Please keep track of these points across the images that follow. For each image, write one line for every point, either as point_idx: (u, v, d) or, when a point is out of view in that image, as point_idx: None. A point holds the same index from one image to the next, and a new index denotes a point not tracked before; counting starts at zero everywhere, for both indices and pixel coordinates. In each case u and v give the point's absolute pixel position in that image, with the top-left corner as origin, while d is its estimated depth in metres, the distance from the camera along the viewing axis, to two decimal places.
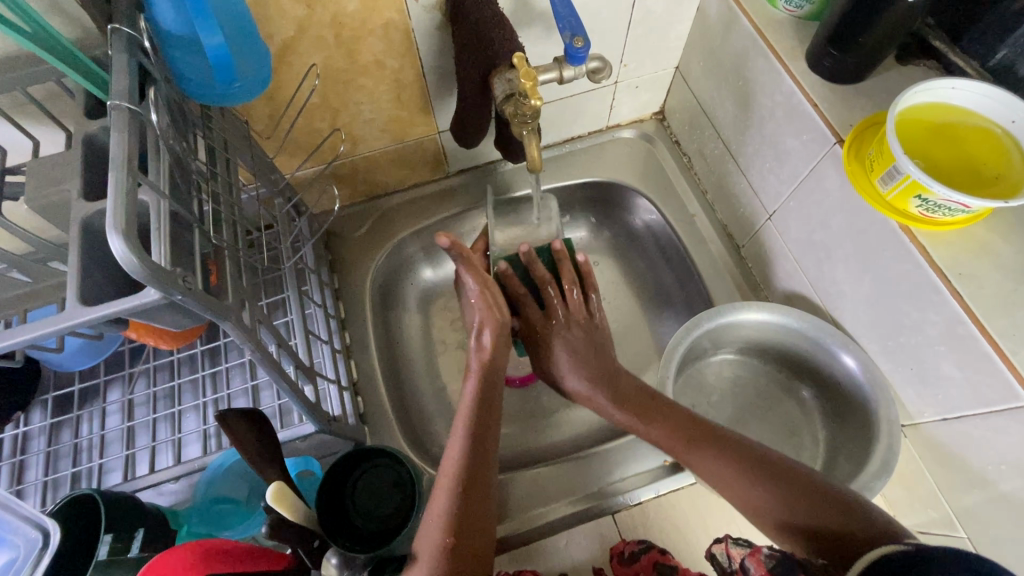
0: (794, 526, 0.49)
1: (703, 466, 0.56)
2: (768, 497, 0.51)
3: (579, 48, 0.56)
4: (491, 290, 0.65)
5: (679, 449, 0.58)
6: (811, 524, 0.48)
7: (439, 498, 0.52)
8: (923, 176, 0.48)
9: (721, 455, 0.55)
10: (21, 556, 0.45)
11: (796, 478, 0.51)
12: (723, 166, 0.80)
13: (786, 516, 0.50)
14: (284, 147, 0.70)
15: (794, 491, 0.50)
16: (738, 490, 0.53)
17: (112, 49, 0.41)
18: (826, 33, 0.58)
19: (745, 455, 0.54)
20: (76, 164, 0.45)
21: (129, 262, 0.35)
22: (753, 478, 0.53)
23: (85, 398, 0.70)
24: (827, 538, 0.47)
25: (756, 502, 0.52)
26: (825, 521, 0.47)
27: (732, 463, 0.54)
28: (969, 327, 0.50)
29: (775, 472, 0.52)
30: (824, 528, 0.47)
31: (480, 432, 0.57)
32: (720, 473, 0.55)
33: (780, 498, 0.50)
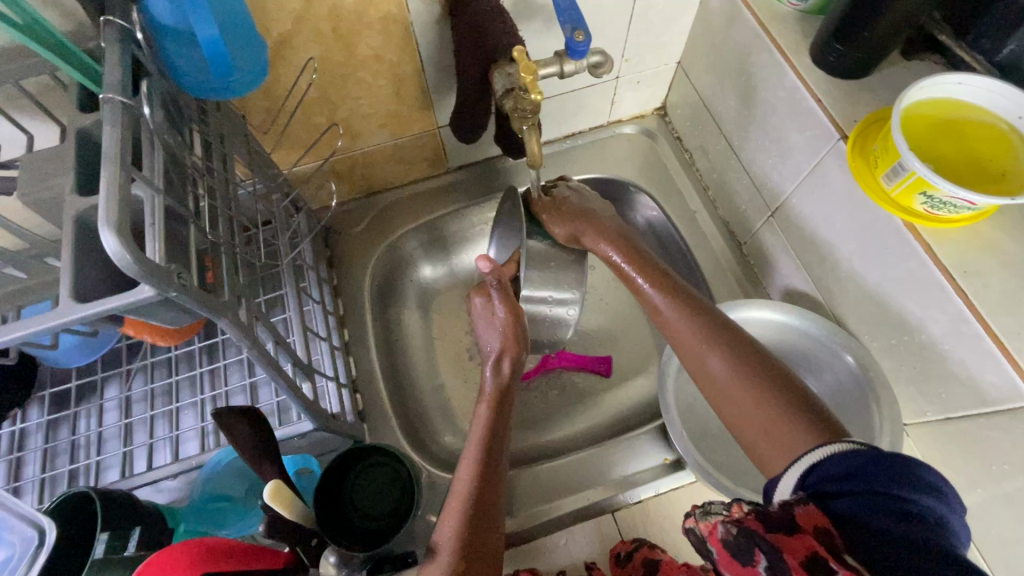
0: (732, 407, 0.47)
1: (679, 329, 0.55)
2: (719, 365, 0.49)
3: (580, 42, 0.55)
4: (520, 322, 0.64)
5: (664, 310, 0.57)
6: (748, 403, 0.46)
7: (447, 522, 0.51)
8: (929, 173, 0.47)
9: (701, 326, 0.53)
10: (17, 554, 0.44)
11: (763, 363, 0.48)
12: (725, 162, 0.80)
13: (732, 393, 0.47)
14: (282, 142, 0.69)
15: (748, 359, 0.49)
16: (700, 358, 0.52)
17: (106, 43, 0.41)
18: (830, 28, 0.57)
19: (728, 334, 0.52)
20: (70, 159, 0.44)
21: (123, 258, 0.34)
22: (720, 352, 0.50)
23: (82, 394, 0.70)
24: (758, 421, 0.44)
25: (710, 375, 0.50)
26: (764, 405, 0.45)
27: (706, 334, 0.52)
28: (974, 326, 0.49)
29: (745, 353, 0.49)
30: (756, 408, 0.45)
31: (491, 456, 0.56)
32: (691, 340, 0.53)
33: (734, 374, 0.48)
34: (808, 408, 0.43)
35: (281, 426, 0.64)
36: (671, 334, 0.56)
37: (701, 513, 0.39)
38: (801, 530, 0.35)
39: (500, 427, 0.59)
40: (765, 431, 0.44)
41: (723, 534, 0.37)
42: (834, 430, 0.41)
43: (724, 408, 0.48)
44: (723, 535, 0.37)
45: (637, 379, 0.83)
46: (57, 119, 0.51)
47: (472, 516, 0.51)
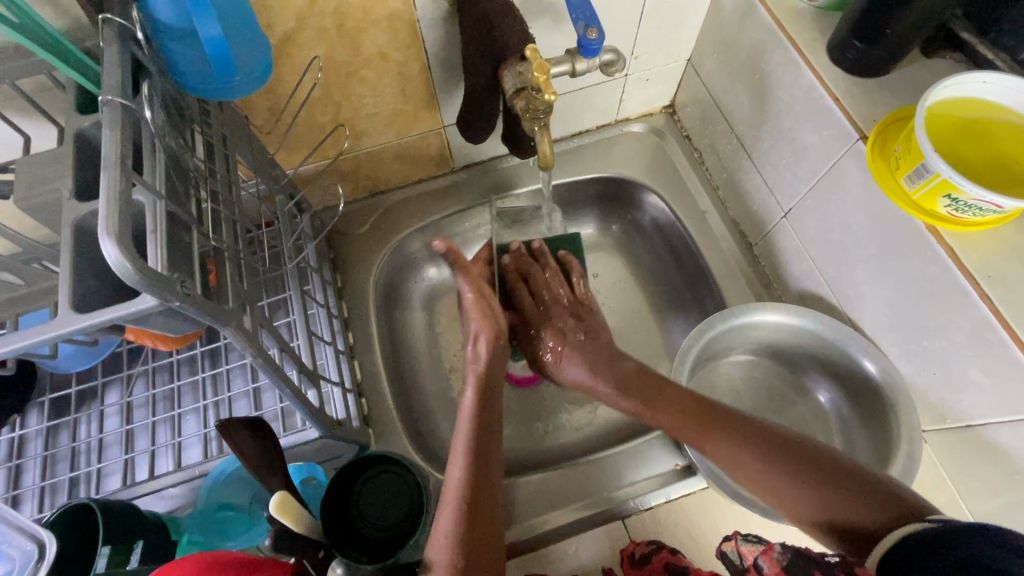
0: (810, 515, 0.49)
1: (720, 457, 0.55)
2: (789, 485, 0.50)
3: (593, 40, 0.53)
4: (490, 304, 0.65)
5: (697, 440, 0.56)
6: (825, 512, 0.48)
7: (442, 518, 0.51)
8: (954, 175, 0.46)
9: (739, 446, 0.54)
10: (16, 569, 0.43)
11: (815, 464, 0.50)
12: (736, 162, 0.78)
13: (803, 504, 0.49)
14: (285, 142, 0.68)
15: (811, 471, 0.50)
16: (755, 480, 0.52)
17: (104, 42, 0.40)
18: (849, 24, 0.56)
19: (765, 444, 0.53)
20: (67, 161, 0.43)
21: (123, 268, 0.33)
22: (770, 469, 0.51)
23: (82, 400, 0.69)
24: (850, 524, 0.46)
25: (773, 494, 0.51)
26: (843, 509, 0.47)
27: (748, 453, 0.53)
28: (999, 332, 0.48)
29: (796, 460, 0.51)
30: (852, 517, 0.46)
31: (482, 446, 0.55)
32: (737, 465, 0.53)
33: (802, 486, 0.49)
34: (878, 494, 0.46)
35: (285, 433, 0.63)
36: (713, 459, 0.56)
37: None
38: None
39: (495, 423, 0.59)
40: (861, 535, 0.46)
41: None
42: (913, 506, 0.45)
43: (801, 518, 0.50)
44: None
45: None
46: (54, 121, 0.49)
47: (468, 514, 0.50)
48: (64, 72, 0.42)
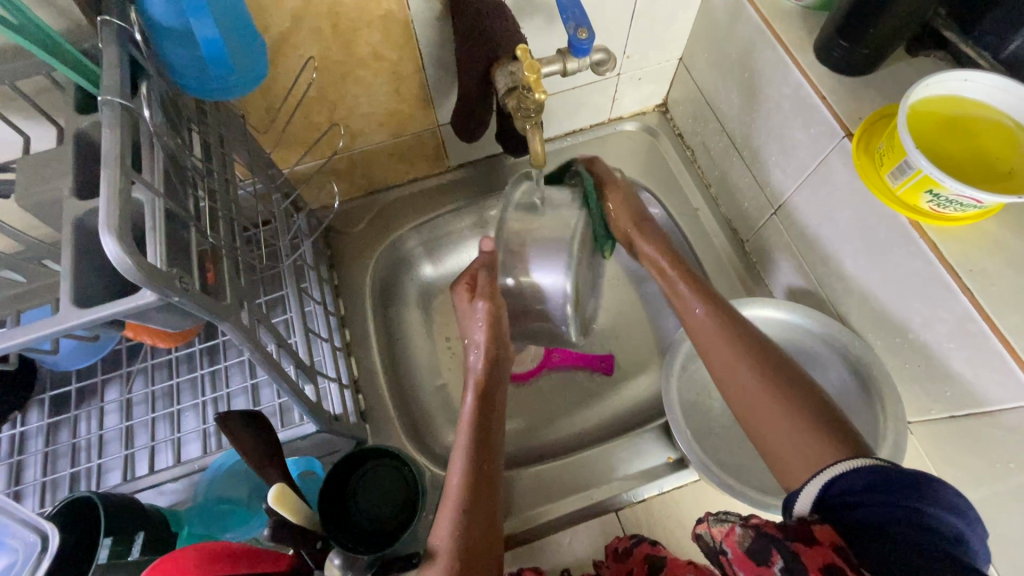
0: (762, 419, 0.53)
1: (712, 338, 0.60)
2: (755, 382, 0.55)
3: (584, 40, 0.54)
4: (501, 326, 0.64)
5: (701, 317, 0.62)
6: (779, 418, 0.52)
7: (443, 520, 0.54)
8: (935, 171, 0.47)
9: (737, 341, 0.58)
10: (20, 559, 0.44)
11: (796, 383, 0.53)
12: (727, 159, 0.79)
13: (764, 406, 0.53)
14: (281, 142, 0.69)
15: (782, 381, 0.54)
16: (736, 369, 0.57)
17: (103, 43, 0.40)
18: (835, 24, 0.57)
19: (759, 347, 0.57)
20: (67, 160, 0.44)
21: (123, 263, 0.34)
22: (753, 367, 0.56)
23: (82, 397, 0.70)
24: (789, 436, 0.50)
25: (741, 388, 0.56)
26: (794, 424, 0.50)
27: (741, 349, 0.58)
28: (981, 325, 0.49)
29: (772, 367, 0.55)
30: (794, 432, 0.50)
31: (481, 452, 0.58)
32: (725, 353, 0.58)
33: (765, 388, 0.54)
34: (835, 424, 0.49)
35: (283, 428, 0.64)
36: (704, 342, 0.61)
37: (714, 519, 0.44)
38: (817, 543, 0.38)
39: (495, 417, 0.62)
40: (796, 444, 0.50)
41: (739, 536, 0.41)
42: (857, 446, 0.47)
43: (753, 420, 0.54)
44: (740, 538, 0.41)
45: (639, 377, 0.83)
46: (54, 121, 0.50)
47: (467, 515, 0.54)
48: (63, 72, 0.43)
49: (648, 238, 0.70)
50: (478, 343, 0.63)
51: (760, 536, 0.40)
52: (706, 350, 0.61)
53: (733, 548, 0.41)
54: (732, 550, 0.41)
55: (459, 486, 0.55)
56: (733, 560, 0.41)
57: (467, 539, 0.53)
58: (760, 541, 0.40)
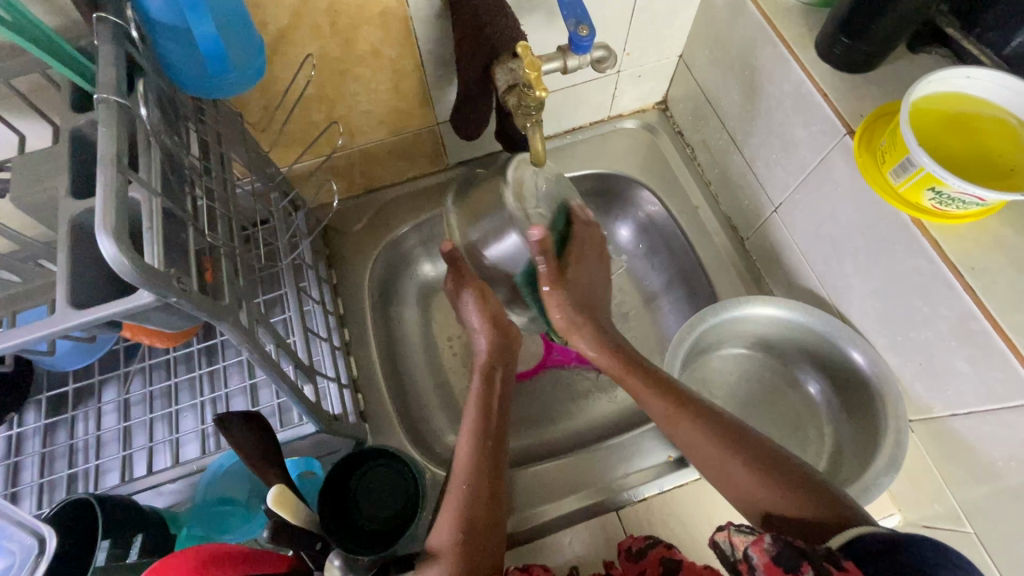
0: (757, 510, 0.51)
1: (687, 437, 0.56)
2: (746, 474, 0.51)
3: (584, 37, 0.54)
4: (501, 319, 0.67)
5: (670, 416, 0.57)
6: (782, 505, 0.49)
7: (450, 500, 0.56)
8: (938, 169, 0.47)
9: (711, 439, 0.55)
10: (17, 563, 0.44)
11: (780, 465, 0.51)
12: (727, 157, 0.79)
13: (765, 498, 0.50)
14: (279, 140, 0.68)
15: (769, 467, 0.51)
16: (721, 469, 0.54)
17: (99, 41, 0.40)
18: (836, 20, 0.57)
19: (734, 435, 0.54)
20: (63, 159, 0.43)
21: (121, 264, 0.33)
22: (734, 460, 0.53)
23: (80, 397, 0.69)
24: (797, 524, 0.47)
25: (731, 484, 0.53)
26: (798, 511, 0.48)
27: (716, 440, 0.54)
28: (982, 323, 0.49)
29: (753, 452, 0.52)
30: (804, 517, 0.47)
31: (488, 433, 0.60)
32: (704, 452, 0.55)
33: (757, 478, 0.51)
34: (827, 499, 0.47)
35: (282, 429, 0.63)
36: (678, 438, 0.57)
37: (735, 530, 0.45)
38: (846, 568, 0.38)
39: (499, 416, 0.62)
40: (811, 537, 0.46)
41: (767, 545, 0.41)
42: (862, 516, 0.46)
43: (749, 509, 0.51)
44: (769, 547, 0.41)
45: None
46: (50, 119, 0.50)
47: (471, 497, 0.55)
48: (58, 70, 0.43)
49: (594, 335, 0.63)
50: (479, 333, 0.66)
51: (788, 547, 0.40)
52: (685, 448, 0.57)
53: (759, 556, 0.41)
54: (759, 556, 0.41)
55: (461, 485, 0.56)
56: (759, 566, 0.40)
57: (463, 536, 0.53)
58: (788, 553, 0.40)
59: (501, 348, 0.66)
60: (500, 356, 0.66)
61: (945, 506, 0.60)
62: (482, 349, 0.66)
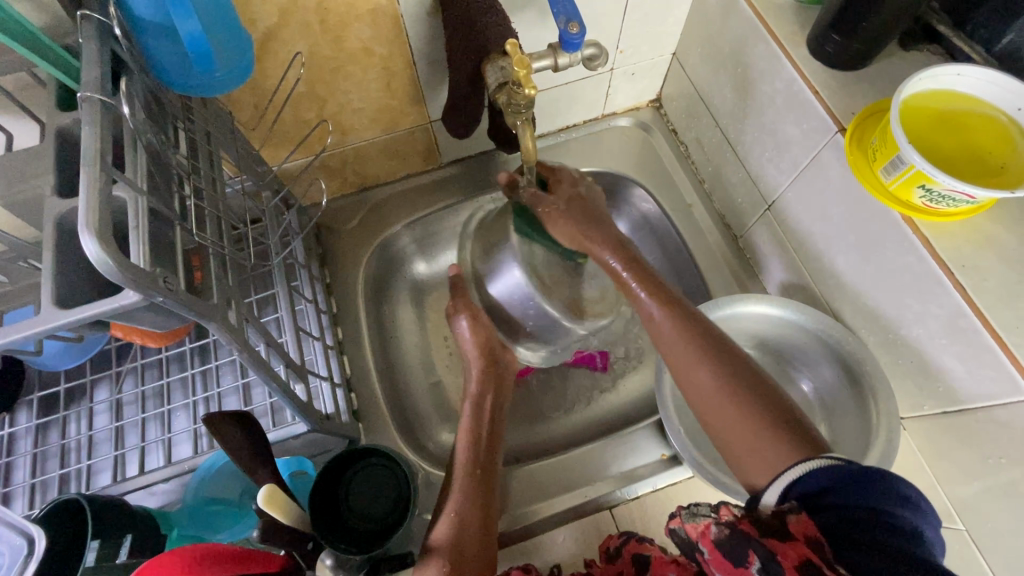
0: (720, 421, 0.50)
1: (671, 343, 0.55)
2: (711, 382, 0.51)
3: (575, 34, 0.54)
4: (494, 353, 0.69)
5: (660, 320, 0.57)
6: (738, 420, 0.48)
7: (440, 525, 0.56)
8: (928, 166, 0.47)
9: (698, 349, 0.53)
10: (6, 563, 0.43)
11: (760, 386, 0.49)
12: (720, 154, 0.79)
13: (723, 408, 0.49)
14: (270, 139, 0.68)
15: (738, 377, 0.50)
16: (695, 376, 0.52)
17: (82, 38, 0.40)
18: (827, 18, 0.57)
19: (722, 349, 0.53)
20: (49, 158, 0.43)
21: (105, 263, 0.33)
22: (713, 371, 0.51)
23: (71, 397, 0.69)
24: (748, 440, 0.47)
25: (702, 390, 0.51)
26: (754, 428, 0.47)
27: (695, 345, 0.54)
28: (972, 320, 0.49)
29: (727, 362, 0.52)
30: (756, 437, 0.46)
31: (477, 458, 0.62)
32: (685, 359, 0.53)
33: (722, 387, 0.50)
34: (787, 419, 0.47)
35: (273, 429, 0.63)
36: (661, 343, 0.57)
37: (686, 514, 0.42)
38: (792, 537, 0.38)
39: (491, 431, 0.65)
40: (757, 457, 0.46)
41: (715, 535, 0.40)
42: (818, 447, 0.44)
43: (713, 421, 0.50)
44: (717, 538, 0.40)
45: (633, 374, 0.83)
46: (37, 118, 0.49)
47: (461, 520, 0.56)
48: (45, 70, 0.43)
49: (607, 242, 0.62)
50: (471, 364, 0.68)
51: (735, 538, 0.39)
52: (667, 354, 0.56)
53: (708, 549, 0.40)
54: (709, 550, 0.41)
55: (451, 508, 0.57)
56: (711, 561, 0.40)
57: (462, 542, 0.54)
58: (735, 545, 0.39)
59: (493, 372, 0.68)
60: (490, 384, 0.67)
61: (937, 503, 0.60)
62: (472, 380, 0.67)
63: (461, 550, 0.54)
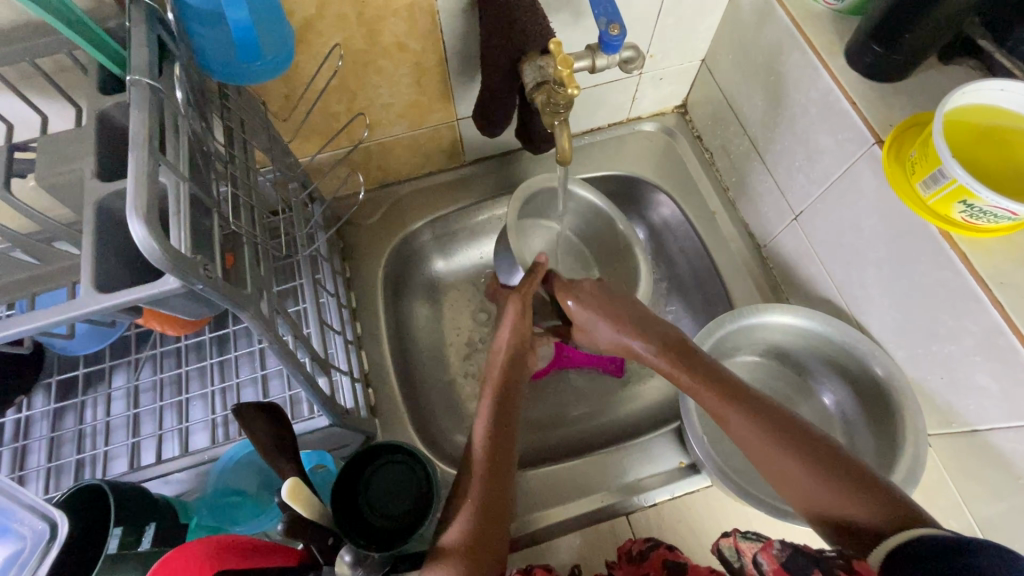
0: (788, 487, 0.49)
1: (742, 435, 0.52)
2: (747, 429, 0.52)
3: (615, 36, 0.53)
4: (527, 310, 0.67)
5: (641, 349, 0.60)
6: (793, 472, 0.49)
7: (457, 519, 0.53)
8: (971, 180, 0.46)
9: (794, 445, 0.49)
10: (27, 548, 0.43)
11: (834, 454, 0.48)
12: (746, 162, 0.79)
13: (771, 457, 0.50)
14: (300, 131, 0.67)
15: (772, 424, 0.51)
16: (743, 431, 0.52)
17: (132, 22, 0.40)
18: (867, 28, 0.56)
19: (783, 422, 0.51)
20: (89, 142, 0.42)
21: (150, 247, 0.33)
22: (790, 455, 0.49)
23: (89, 382, 0.68)
24: (807, 489, 0.48)
25: (766, 463, 0.51)
26: (809, 479, 0.48)
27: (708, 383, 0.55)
28: (1009, 337, 0.49)
29: (755, 406, 0.53)
30: (814, 485, 0.47)
31: (500, 434, 0.58)
32: (751, 436, 0.51)
33: (763, 434, 0.51)
34: (841, 466, 0.47)
35: (296, 420, 0.63)
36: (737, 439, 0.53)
37: (742, 537, 0.45)
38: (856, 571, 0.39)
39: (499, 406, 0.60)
40: (838, 513, 0.46)
41: (775, 551, 0.42)
42: (879, 490, 0.45)
43: (783, 489, 0.50)
44: (778, 552, 0.42)
45: (651, 379, 0.83)
46: (73, 101, 0.49)
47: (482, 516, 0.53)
48: (88, 52, 0.42)
49: (633, 330, 0.61)
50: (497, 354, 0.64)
51: (798, 552, 0.41)
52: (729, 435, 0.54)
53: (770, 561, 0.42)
54: (768, 562, 0.42)
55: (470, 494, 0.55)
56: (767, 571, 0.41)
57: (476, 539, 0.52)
58: (799, 558, 0.40)
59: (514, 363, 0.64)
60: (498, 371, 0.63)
61: (959, 521, 0.60)
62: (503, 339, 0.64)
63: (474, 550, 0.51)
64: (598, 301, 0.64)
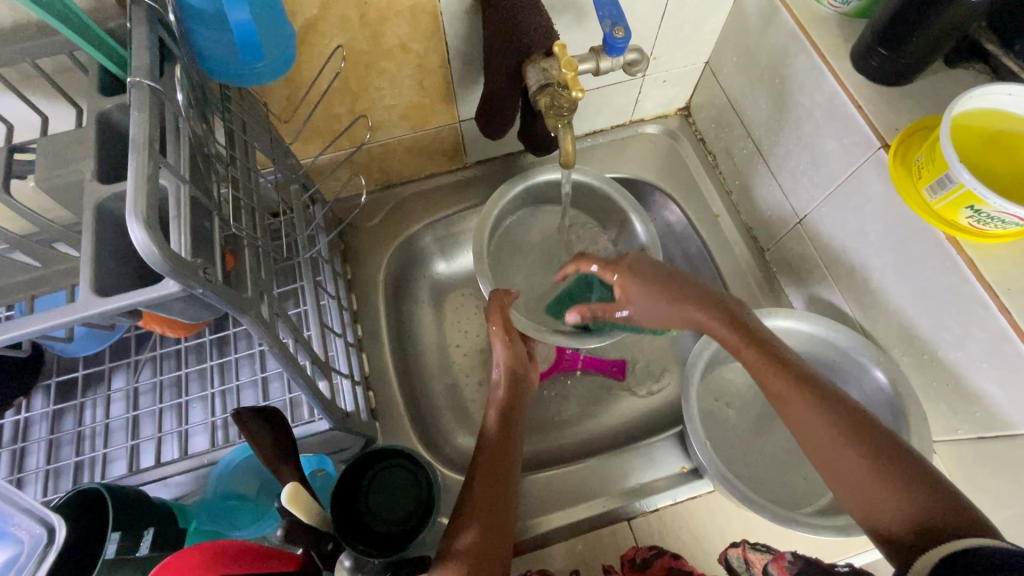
0: (841, 482, 0.47)
1: (804, 424, 0.48)
2: (811, 419, 0.48)
3: (620, 38, 0.53)
4: (514, 333, 0.65)
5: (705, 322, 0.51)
6: (849, 466, 0.46)
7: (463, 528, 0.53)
8: (979, 186, 0.46)
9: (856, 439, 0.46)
10: (24, 553, 0.42)
11: (893, 450, 0.46)
12: (750, 165, 0.78)
13: (830, 450, 0.47)
14: (302, 132, 0.67)
15: (838, 414, 0.47)
16: (808, 421, 0.48)
17: (133, 24, 0.40)
18: (873, 31, 0.56)
19: (847, 412, 0.47)
20: (88, 144, 0.42)
21: (149, 251, 0.32)
22: (850, 446, 0.46)
23: (88, 383, 0.68)
24: (863, 486, 0.45)
25: (824, 455, 0.47)
26: (867, 475, 0.45)
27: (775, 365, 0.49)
28: (1016, 344, 0.48)
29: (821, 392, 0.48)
30: (871, 482, 0.45)
31: (505, 445, 0.59)
32: (814, 427, 0.47)
33: (828, 425, 0.47)
34: (901, 461, 0.45)
35: (297, 424, 0.63)
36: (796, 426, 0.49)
37: None
38: None
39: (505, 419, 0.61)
40: (894, 510, 0.44)
41: None
42: (938, 487, 0.43)
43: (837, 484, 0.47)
44: None
45: (653, 383, 0.82)
46: (73, 102, 0.49)
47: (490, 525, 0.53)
48: (88, 53, 0.42)
49: (695, 305, 0.50)
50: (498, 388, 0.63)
51: None
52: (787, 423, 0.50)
53: None
54: None
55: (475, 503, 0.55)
56: None
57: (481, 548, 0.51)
58: None
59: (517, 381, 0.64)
60: (506, 385, 0.63)
61: None
62: (500, 361, 0.63)
63: (482, 557, 0.50)
64: (649, 279, 0.53)
